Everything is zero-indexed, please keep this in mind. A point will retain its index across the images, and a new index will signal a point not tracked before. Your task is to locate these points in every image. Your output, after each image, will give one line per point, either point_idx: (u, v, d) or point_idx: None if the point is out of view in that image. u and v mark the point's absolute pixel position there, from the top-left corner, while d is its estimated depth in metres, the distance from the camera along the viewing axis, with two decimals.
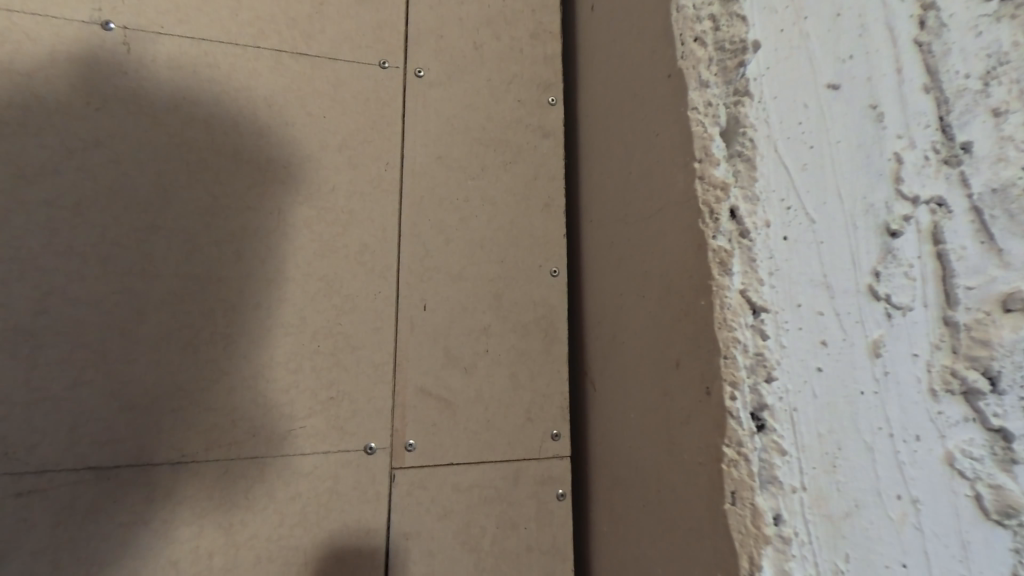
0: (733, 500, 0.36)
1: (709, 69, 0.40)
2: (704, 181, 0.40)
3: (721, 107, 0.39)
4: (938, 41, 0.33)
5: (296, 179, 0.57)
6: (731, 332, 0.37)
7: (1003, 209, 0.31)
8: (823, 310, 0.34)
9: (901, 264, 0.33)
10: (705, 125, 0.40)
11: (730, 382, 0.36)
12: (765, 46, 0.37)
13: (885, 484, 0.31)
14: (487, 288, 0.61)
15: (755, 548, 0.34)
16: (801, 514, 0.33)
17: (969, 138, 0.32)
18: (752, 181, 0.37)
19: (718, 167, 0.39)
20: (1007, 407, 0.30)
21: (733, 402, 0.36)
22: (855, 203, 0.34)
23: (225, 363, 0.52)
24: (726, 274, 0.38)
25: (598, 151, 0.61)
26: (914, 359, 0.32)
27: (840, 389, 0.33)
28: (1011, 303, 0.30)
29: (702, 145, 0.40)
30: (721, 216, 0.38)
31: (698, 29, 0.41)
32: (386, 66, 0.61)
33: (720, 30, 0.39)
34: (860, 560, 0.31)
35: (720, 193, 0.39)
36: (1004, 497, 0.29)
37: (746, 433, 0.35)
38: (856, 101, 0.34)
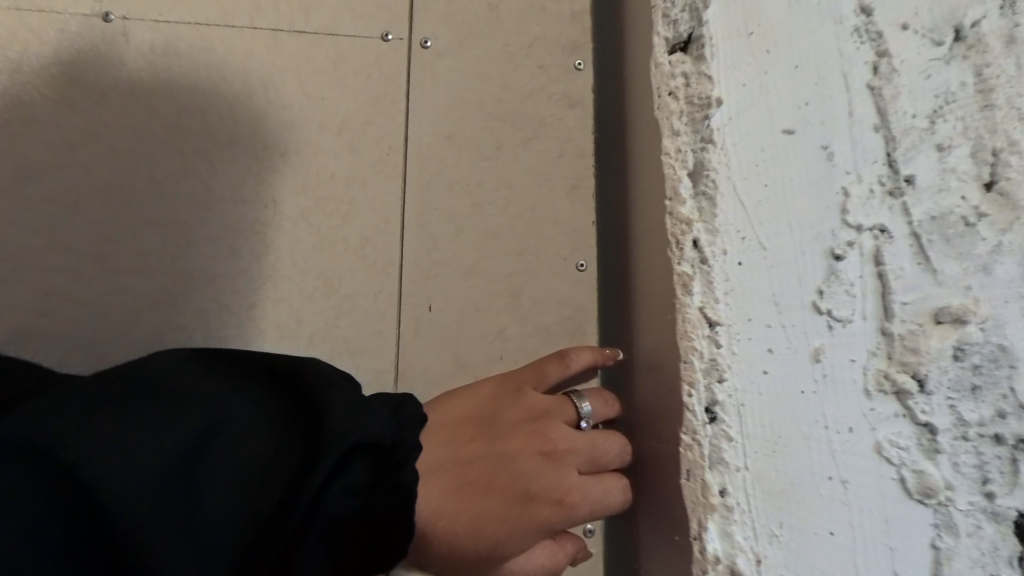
0: (688, 476, 0.40)
1: (680, 120, 0.44)
2: (672, 215, 0.43)
3: (690, 151, 0.43)
4: (888, 86, 0.44)
5: (292, 167, 0.63)
6: (691, 341, 0.41)
7: (937, 231, 0.42)
8: (772, 322, 0.39)
9: (843, 282, 0.39)
10: (676, 167, 0.44)
11: (689, 381, 0.41)
12: (727, 100, 0.42)
13: (819, 467, 0.37)
14: (504, 283, 0.65)
15: (704, 513, 0.39)
16: (743, 489, 0.38)
17: (911, 172, 0.43)
18: (713, 215, 0.41)
19: (685, 203, 0.43)
20: (931, 404, 0.37)
21: (690, 398, 0.41)
22: (807, 231, 0.39)
23: (241, 337, 0.59)
24: (687, 293, 0.42)
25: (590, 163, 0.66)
26: (852, 363, 0.38)
27: (785, 388, 0.39)
28: (940, 314, 0.41)
29: (672, 185, 0.44)
30: (685, 245, 0.42)
31: (672, 85, 0.45)
32: (388, 37, 0.67)
33: (691, 86, 0.44)
34: (794, 527, 0.37)
35: (685, 227, 0.42)
36: (925, 480, 0.37)
37: (700, 423, 0.40)
38: (810, 142, 0.40)
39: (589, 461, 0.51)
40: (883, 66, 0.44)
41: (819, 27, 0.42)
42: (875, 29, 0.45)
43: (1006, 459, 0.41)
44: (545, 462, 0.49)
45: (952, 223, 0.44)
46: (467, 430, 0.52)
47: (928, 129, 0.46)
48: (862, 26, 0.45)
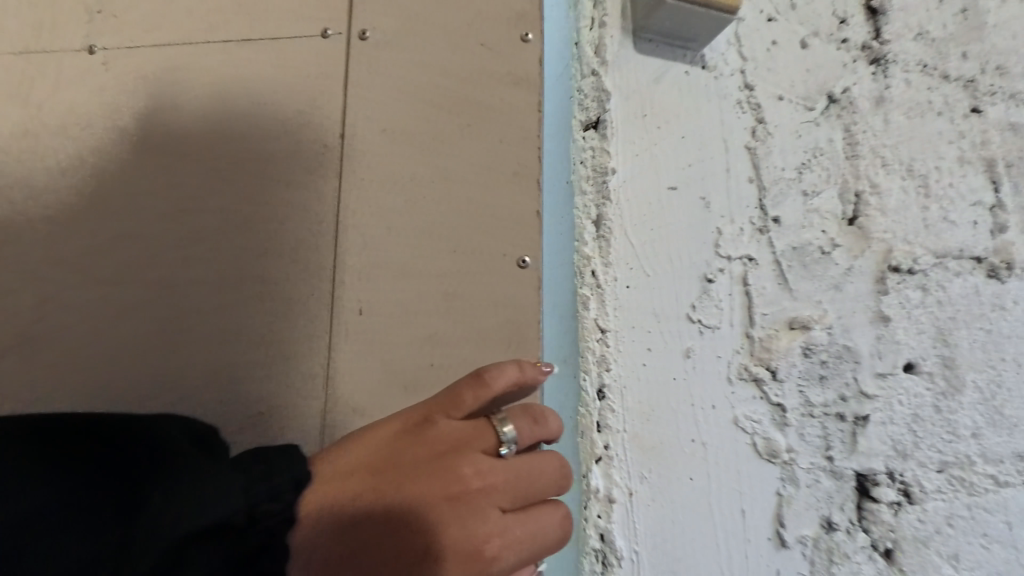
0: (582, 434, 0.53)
1: (586, 176, 0.57)
2: (579, 246, 0.56)
3: (594, 200, 0.56)
4: (763, 145, 0.58)
5: (212, 172, 0.58)
6: (588, 342, 0.54)
7: (798, 261, 0.56)
8: (653, 328, 0.52)
9: (713, 299, 0.52)
10: (581, 210, 0.56)
11: (585, 369, 0.54)
12: (622, 162, 0.55)
13: (685, 434, 0.50)
14: (437, 291, 0.54)
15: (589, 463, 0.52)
16: (621, 446, 0.51)
17: (779, 214, 0.57)
18: (607, 247, 0.55)
19: (588, 239, 0.56)
20: (781, 388, 0.53)
21: (585, 381, 0.54)
22: (684, 261, 0.53)
23: (148, 361, 0.54)
24: (587, 305, 0.55)
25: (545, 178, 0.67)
26: (718, 358, 0.52)
27: (661, 376, 0.51)
28: (793, 323, 0.54)
29: (579, 226, 0.57)
30: (586, 271, 0.55)
31: (585, 147, 0.58)
32: (328, 34, 0.61)
33: (595, 152, 0.57)
34: (663, 480, 0.48)
35: (586, 257, 0.56)
36: (773, 444, 0.52)
37: (592, 399, 0.53)
38: (691, 192, 0.54)
39: (514, 495, 0.46)
40: (759, 131, 0.58)
41: (702, 104, 0.55)
42: (755, 101, 0.58)
43: (848, 432, 0.55)
44: (451, 507, 0.43)
45: (811, 253, 0.57)
46: (361, 480, 0.44)
47: (797, 177, 0.59)
48: (745, 98, 0.58)
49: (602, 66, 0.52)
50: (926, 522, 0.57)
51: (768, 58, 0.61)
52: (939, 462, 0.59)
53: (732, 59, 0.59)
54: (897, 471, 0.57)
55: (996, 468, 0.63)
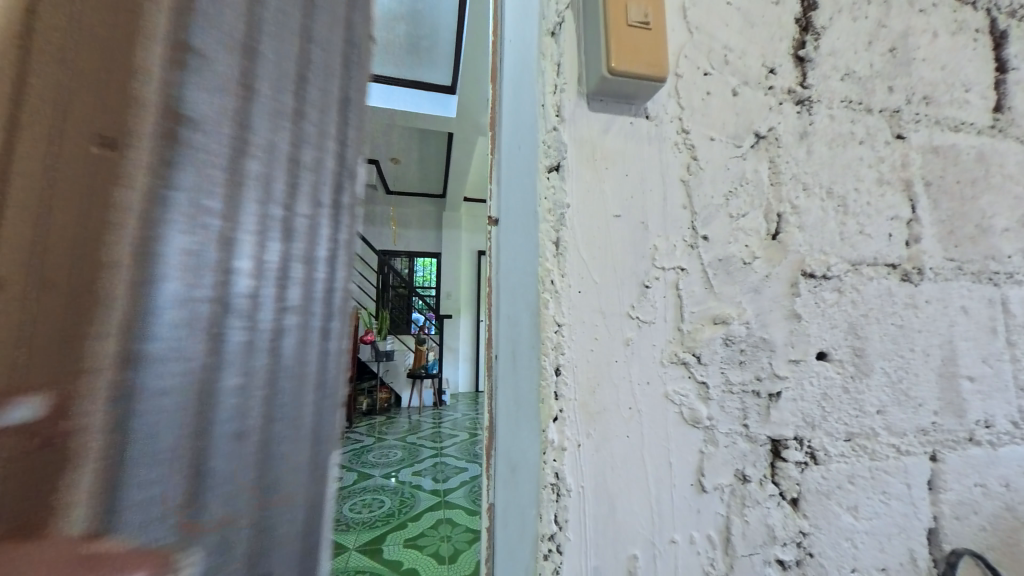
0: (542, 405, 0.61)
1: (549, 191, 0.66)
2: (542, 250, 0.64)
3: (555, 211, 0.65)
4: (694, 178, 0.72)
5: None
6: (548, 332, 0.62)
7: (722, 270, 0.71)
8: (601, 322, 0.65)
9: (650, 300, 0.67)
10: (546, 219, 0.65)
11: (544, 355, 0.62)
12: (580, 184, 0.67)
13: (626, 404, 0.64)
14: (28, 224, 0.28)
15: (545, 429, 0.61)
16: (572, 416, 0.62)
17: (707, 233, 0.71)
18: (563, 253, 0.64)
19: (547, 245, 0.64)
20: (704, 369, 0.68)
21: (545, 363, 0.62)
22: (627, 271, 0.67)
23: None
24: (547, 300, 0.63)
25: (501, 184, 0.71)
26: (654, 345, 0.66)
27: (608, 360, 0.64)
28: (716, 319, 0.69)
29: (544, 232, 0.65)
30: (548, 271, 0.64)
31: (548, 167, 0.67)
32: None
33: (556, 172, 0.66)
34: (606, 438, 0.62)
35: (547, 260, 0.64)
36: (695, 413, 0.66)
37: (550, 378, 0.62)
38: (634, 215, 0.68)
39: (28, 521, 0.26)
40: (692, 167, 0.72)
41: (642, 149, 0.70)
42: (689, 142, 0.73)
43: (763, 405, 0.70)
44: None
45: (734, 264, 0.71)
46: None
47: (725, 202, 0.73)
48: (681, 140, 0.73)
49: (561, 123, 0.68)
50: (829, 479, 0.71)
51: (702, 106, 0.75)
52: (845, 433, 0.73)
53: (671, 108, 0.73)
54: (806, 438, 0.71)
55: (900, 439, 0.76)
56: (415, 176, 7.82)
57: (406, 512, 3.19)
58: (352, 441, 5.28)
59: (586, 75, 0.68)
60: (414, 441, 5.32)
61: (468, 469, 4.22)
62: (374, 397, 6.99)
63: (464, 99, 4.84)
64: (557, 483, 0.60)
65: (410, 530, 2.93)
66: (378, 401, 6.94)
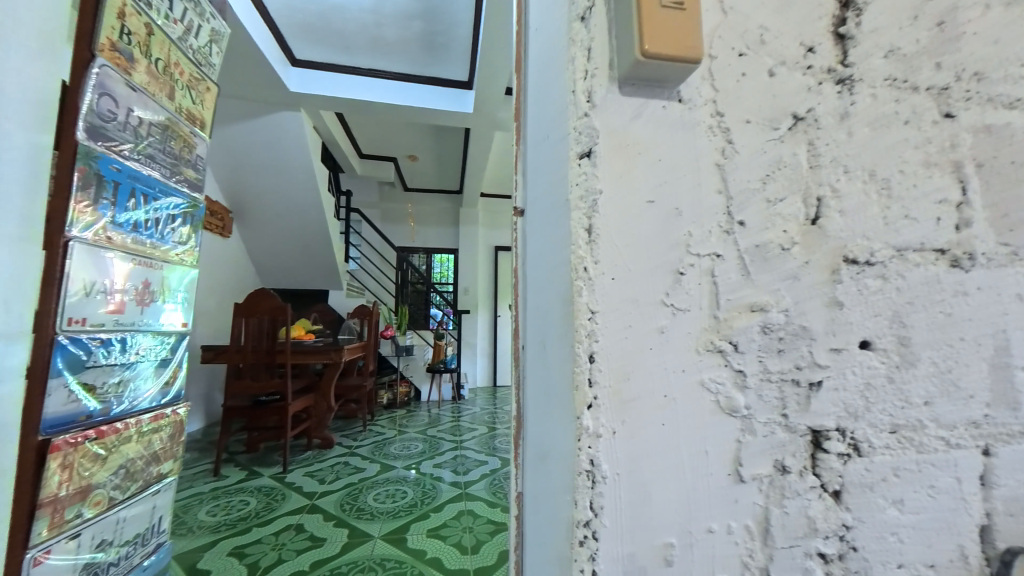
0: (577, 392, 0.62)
1: (580, 181, 0.66)
2: (574, 239, 0.65)
3: (586, 200, 0.65)
4: (732, 157, 0.71)
5: None
6: (581, 320, 0.63)
7: (761, 255, 0.69)
8: (633, 312, 0.64)
9: (684, 287, 0.66)
10: (578, 208, 0.65)
11: (578, 343, 0.62)
12: (609, 172, 0.66)
13: (660, 390, 0.63)
14: None
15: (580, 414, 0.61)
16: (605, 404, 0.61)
17: (743, 218, 0.70)
18: (592, 243, 0.64)
19: (578, 235, 0.65)
20: (743, 359, 0.66)
21: (579, 350, 0.62)
22: (659, 260, 0.65)
23: None
24: (579, 288, 0.63)
25: (534, 176, 0.74)
26: (688, 333, 0.65)
27: (641, 349, 0.64)
28: (754, 307, 0.67)
29: (576, 221, 0.65)
30: (580, 261, 0.64)
31: (578, 155, 0.67)
32: None
33: (586, 161, 0.66)
34: (637, 425, 0.62)
35: (579, 249, 0.64)
36: (731, 401, 0.65)
37: (583, 366, 0.62)
38: (666, 205, 0.67)
39: None
40: (727, 151, 0.71)
41: (676, 134, 0.69)
42: (724, 125, 0.71)
43: (802, 394, 0.68)
44: None
45: (771, 250, 0.69)
46: None
47: (761, 187, 0.71)
48: (714, 124, 0.71)
49: (591, 109, 0.67)
50: (874, 471, 0.69)
51: (737, 88, 0.73)
52: (890, 424, 0.71)
53: (704, 91, 0.71)
54: (848, 429, 0.69)
55: (950, 432, 0.73)
56: (431, 173, 7.87)
57: (429, 503, 3.25)
58: (374, 433, 5.39)
59: (617, 59, 0.67)
60: (434, 434, 5.39)
61: (488, 462, 4.26)
62: (395, 391, 7.11)
63: (479, 94, 4.83)
64: (592, 471, 0.60)
65: (432, 521, 2.98)
66: (399, 395, 7.04)
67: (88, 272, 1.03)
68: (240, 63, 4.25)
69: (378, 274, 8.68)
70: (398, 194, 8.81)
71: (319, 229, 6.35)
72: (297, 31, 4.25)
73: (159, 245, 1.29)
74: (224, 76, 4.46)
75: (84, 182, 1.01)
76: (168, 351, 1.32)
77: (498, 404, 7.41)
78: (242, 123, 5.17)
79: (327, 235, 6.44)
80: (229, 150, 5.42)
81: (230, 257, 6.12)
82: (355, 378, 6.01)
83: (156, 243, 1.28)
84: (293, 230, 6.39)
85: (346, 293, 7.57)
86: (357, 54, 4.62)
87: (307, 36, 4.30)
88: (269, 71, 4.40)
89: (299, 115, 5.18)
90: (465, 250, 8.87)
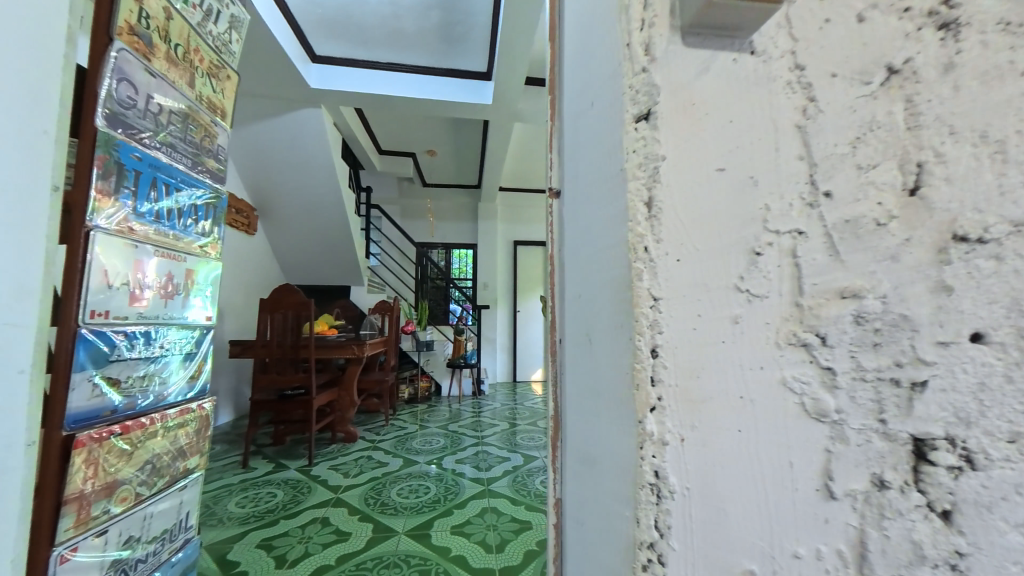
0: (638, 390, 0.55)
1: (637, 150, 0.58)
2: (632, 216, 0.58)
3: (647, 170, 0.57)
4: (814, 121, 0.60)
5: None
6: (641, 308, 0.55)
7: (853, 233, 0.58)
8: (702, 299, 0.55)
9: (762, 270, 0.57)
10: (636, 180, 0.58)
11: (638, 334, 0.56)
12: (672, 136, 0.57)
13: (733, 390, 0.54)
14: None
15: (643, 415, 0.55)
16: (672, 404, 0.54)
17: (830, 188, 0.59)
18: (654, 220, 0.56)
19: (638, 210, 0.57)
20: (833, 353, 0.56)
21: (640, 342, 0.55)
22: (732, 239, 0.56)
23: None
24: (640, 272, 0.56)
25: (592, 157, 0.70)
26: (767, 324, 0.56)
27: (711, 341, 0.55)
28: (843, 292, 0.57)
29: (635, 196, 0.58)
30: (640, 244, 0.56)
31: (635, 120, 0.59)
32: None
33: (644, 127, 0.58)
34: (710, 430, 0.53)
35: (638, 227, 0.57)
36: (819, 403, 0.55)
37: (645, 359, 0.55)
38: (739, 175, 0.57)
39: None
40: (809, 110, 0.60)
41: (751, 89, 0.59)
42: (805, 81, 0.61)
43: (904, 397, 0.55)
44: None
45: (865, 225, 0.57)
46: None
47: (849, 152, 0.60)
48: (794, 79, 0.60)
49: (650, 64, 0.58)
50: (993, 489, 0.51)
51: (821, 36, 0.62)
52: (1012, 432, 0.51)
53: (782, 41, 0.61)
54: (959, 438, 0.52)
55: None
56: (450, 168, 7.84)
57: (452, 499, 3.21)
58: (396, 428, 5.42)
59: (679, 4, 0.58)
60: (455, 429, 5.38)
61: (510, 459, 4.20)
62: (415, 386, 7.15)
63: (498, 85, 4.74)
64: (658, 484, 0.54)
65: (455, 517, 2.94)
66: (420, 390, 7.08)
67: (111, 264, 1.00)
68: (262, 61, 4.30)
69: (397, 269, 8.74)
70: (417, 190, 8.83)
71: (340, 225, 6.41)
72: (316, 26, 4.26)
73: (184, 237, 1.26)
74: (247, 75, 4.52)
75: (104, 172, 0.98)
76: (193, 344, 1.30)
77: (518, 400, 7.35)
78: (265, 122, 5.25)
79: (348, 231, 6.49)
80: (254, 149, 5.51)
81: (256, 254, 6.25)
82: (377, 372, 6.06)
83: (181, 234, 1.25)
84: (315, 227, 6.47)
85: (367, 289, 7.65)
86: (376, 48, 4.60)
87: (327, 31, 4.31)
88: (290, 67, 4.43)
89: (319, 111, 5.21)
90: (484, 245, 8.82)
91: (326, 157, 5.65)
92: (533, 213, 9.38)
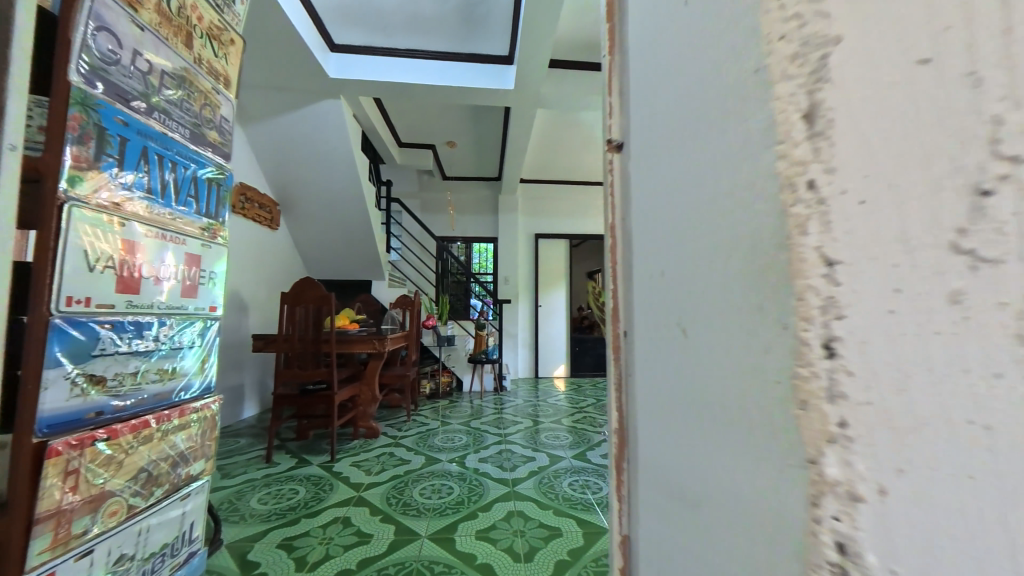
0: (806, 406, 0.41)
1: (792, 63, 0.43)
2: (786, 158, 0.43)
3: (807, 87, 0.42)
4: None
5: None
6: (806, 280, 0.41)
7: None
8: (901, 262, 0.34)
9: (994, 221, 0.30)
10: (790, 107, 0.43)
11: (804, 318, 0.41)
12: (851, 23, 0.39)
13: (949, 412, 0.31)
14: None
15: (819, 437, 0.39)
16: (870, 432, 0.36)
17: None
18: (830, 152, 0.40)
19: (798, 145, 0.42)
20: None
21: (807, 331, 0.41)
22: (943, 166, 0.33)
23: None
24: (804, 231, 0.41)
25: (705, 94, 0.56)
26: (1004, 308, 0.29)
27: (913, 332, 0.33)
28: None
29: (786, 129, 0.43)
30: (799, 187, 0.42)
31: (783, 26, 0.44)
32: None
33: (805, 25, 0.42)
34: (918, 476, 0.32)
35: (799, 167, 0.42)
36: None
37: (816, 357, 0.40)
38: (949, 67, 0.33)
39: None
40: None
41: None
42: None
43: None
44: None
45: None
46: None
47: None
48: None
49: None
50: None
51: None
52: None
53: None
54: None
55: None
56: (470, 159, 7.68)
57: (475, 501, 3.07)
58: (417, 424, 5.33)
59: None
60: (477, 426, 5.26)
61: (535, 459, 4.03)
62: (437, 380, 7.08)
63: (521, 69, 4.51)
64: (845, 565, 0.37)
65: (480, 521, 2.79)
66: (441, 385, 7.00)
67: (93, 242, 0.99)
68: (281, 52, 4.23)
69: (418, 264, 8.69)
70: (437, 183, 8.72)
71: (361, 219, 6.36)
72: (335, 13, 4.15)
73: (181, 217, 1.26)
74: (267, 66, 4.47)
75: (82, 135, 0.96)
76: (192, 334, 1.32)
77: (540, 396, 7.19)
78: (287, 115, 5.21)
79: (369, 225, 6.44)
80: (275, 142, 5.48)
81: (279, 248, 6.28)
82: (399, 367, 6.00)
83: (177, 215, 1.25)
84: (336, 221, 6.44)
85: (388, 283, 7.61)
86: (395, 34, 4.48)
87: (346, 17, 4.20)
88: (309, 57, 4.34)
89: (338, 102, 5.11)
90: (505, 238, 8.65)
91: (346, 150, 5.58)
92: (555, 205, 9.13)
